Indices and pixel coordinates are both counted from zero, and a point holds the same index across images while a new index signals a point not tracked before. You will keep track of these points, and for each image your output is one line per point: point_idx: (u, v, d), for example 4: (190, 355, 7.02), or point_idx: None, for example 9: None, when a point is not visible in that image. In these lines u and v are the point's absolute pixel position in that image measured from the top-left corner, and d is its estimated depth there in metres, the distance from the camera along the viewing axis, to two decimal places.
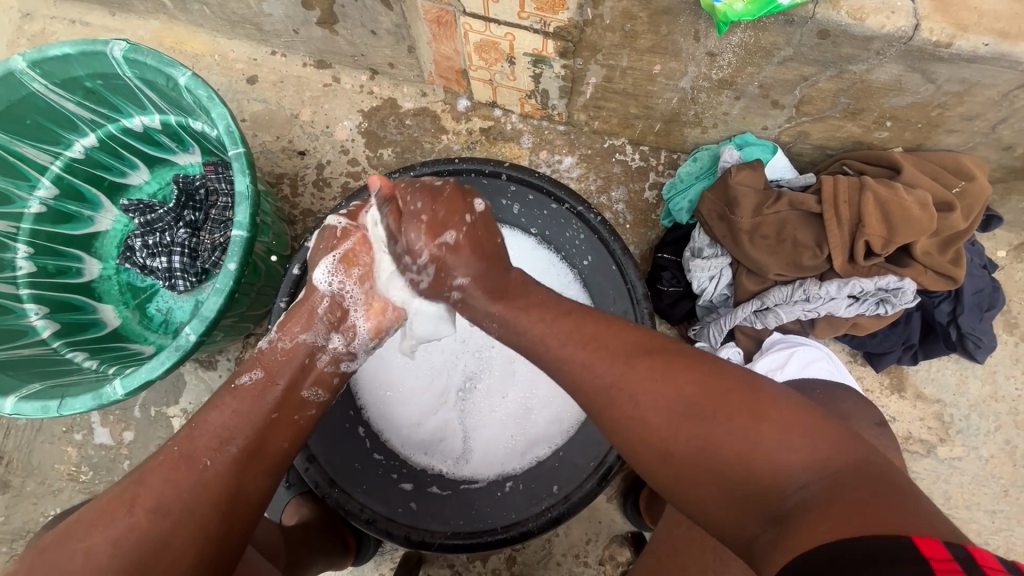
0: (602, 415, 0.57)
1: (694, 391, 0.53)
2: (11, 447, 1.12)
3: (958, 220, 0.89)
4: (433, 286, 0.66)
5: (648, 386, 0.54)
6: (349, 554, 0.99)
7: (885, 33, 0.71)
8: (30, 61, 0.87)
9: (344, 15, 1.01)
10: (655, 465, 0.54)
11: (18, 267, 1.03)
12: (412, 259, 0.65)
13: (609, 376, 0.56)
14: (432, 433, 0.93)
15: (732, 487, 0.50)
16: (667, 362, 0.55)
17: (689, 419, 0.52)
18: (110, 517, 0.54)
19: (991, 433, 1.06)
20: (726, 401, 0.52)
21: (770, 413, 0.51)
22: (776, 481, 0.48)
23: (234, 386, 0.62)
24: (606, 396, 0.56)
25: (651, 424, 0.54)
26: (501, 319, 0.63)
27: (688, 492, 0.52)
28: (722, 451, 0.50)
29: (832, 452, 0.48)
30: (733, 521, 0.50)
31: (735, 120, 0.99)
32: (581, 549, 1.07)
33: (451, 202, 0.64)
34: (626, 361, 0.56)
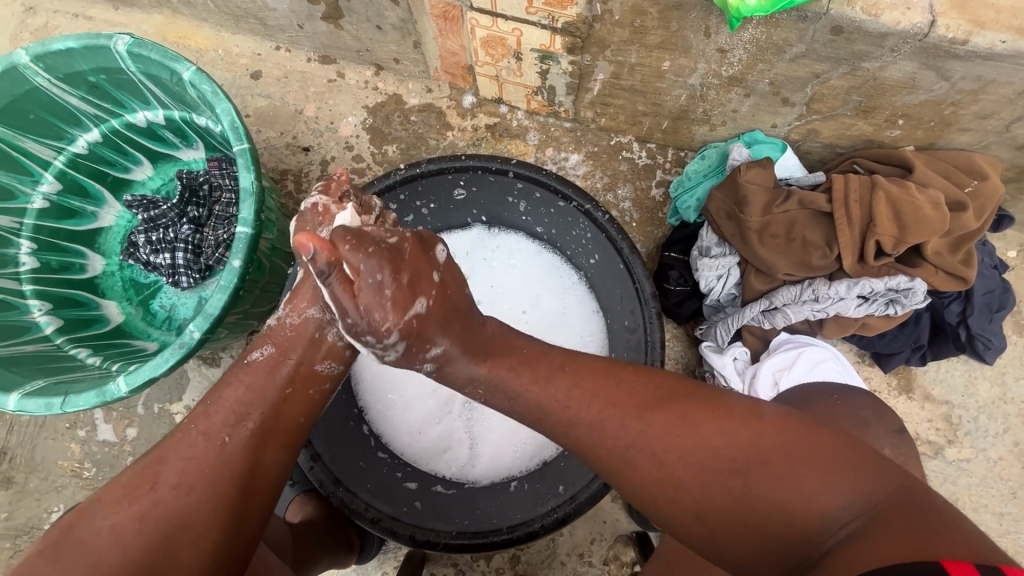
0: (626, 480, 0.56)
1: (714, 439, 0.52)
2: (14, 443, 1.11)
3: (970, 220, 0.88)
4: (401, 360, 0.62)
5: (666, 443, 0.54)
6: (353, 551, 0.99)
7: (900, 30, 0.69)
8: (34, 55, 0.86)
9: (350, 10, 1.00)
10: (690, 526, 0.53)
11: (21, 262, 1.02)
12: (377, 340, 0.59)
13: (624, 438, 0.55)
14: (435, 441, 0.91)
15: (770, 537, 0.49)
16: (681, 412, 0.55)
17: (715, 472, 0.52)
18: (116, 514, 0.54)
19: (1000, 435, 1.06)
20: (748, 446, 0.51)
21: (794, 453, 0.50)
22: (813, 522, 0.48)
23: (246, 362, 0.63)
24: (625, 461, 0.55)
25: (677, 483, 0.53)
26: (487, 380, 0.61)
27: (725, 545, 0.52)
28: (754, 499, 0.50)
29: (864, 486, 0.48)
30: (774, 567, 0.50)
31: (744, 118, 0.98)
32: (585, 548, 1.07)
33: (415, 262, 0.59)
34: (638, 417, 0.56)
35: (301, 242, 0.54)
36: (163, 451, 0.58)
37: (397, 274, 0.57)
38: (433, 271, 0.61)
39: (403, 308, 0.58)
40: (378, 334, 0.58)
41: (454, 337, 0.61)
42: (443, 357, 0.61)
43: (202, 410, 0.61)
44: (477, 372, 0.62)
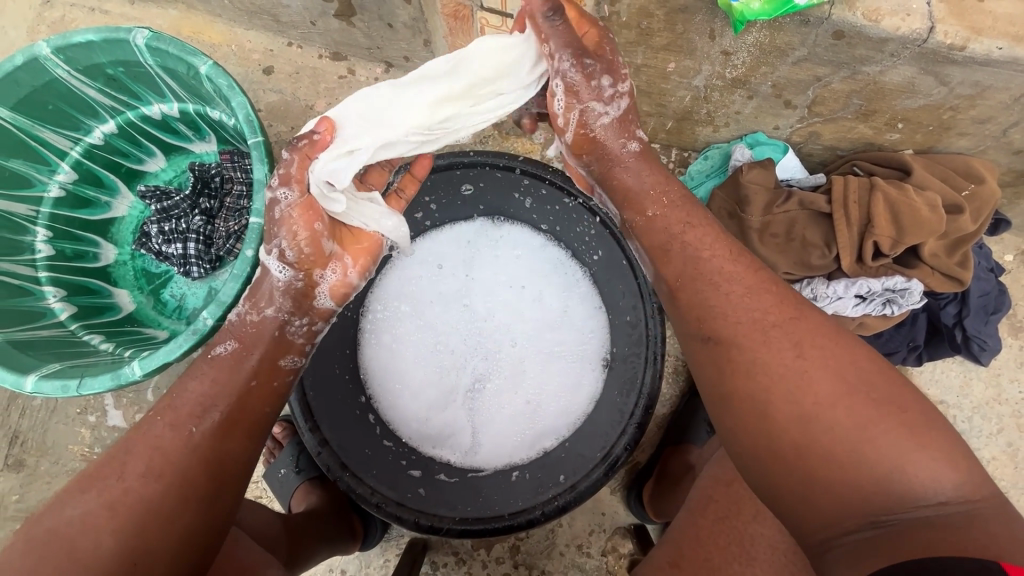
0: (751, 354, 0.57)
1: (864, 372, 0.54)
2: (26, 427, 1.14)
3: (967, 223, 0.90)
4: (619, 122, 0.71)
5: (818, 347, 0.55)
6: (355, 539, 1.00)
7: (900, 35, 0.71)
8: (55, 47, 0.89)
9: (362, 8, 1.02)
10: (780, 428, 0.54)
11: (37, 250, 1.04)
12: (613, 86, 0.68)
13: (778, 321, 0.58)
14: (440, 427, 0.94)
15: (859, 477, 0.50)
16: (846, 339, 0.56)
17: (850, 396, 0.53)
18: (127, 493, 0.56)
19: (994, 436, 1.07)
20: (893, 395, 0.52)
21: (929, 427, 0.51)
22: (908, 491, 0.49)
23: (211, 356, 0.66)
24: (762, 335, 0.58)
25: (804, 382, 0.54)
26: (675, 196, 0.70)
27: (804, 461, 0.52)
28: (875, 437, 0.50)
29: (973, 491, 0.48)
30: (838, 509, 0.50)
31: (746, 120, 1.00)
32: (584, 540, 1.09)
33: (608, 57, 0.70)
34: (800, 316, 0.58)
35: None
36: (178, 428, 0.60)
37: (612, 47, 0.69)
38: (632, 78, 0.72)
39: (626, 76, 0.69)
40: (616, 77, 0.68)
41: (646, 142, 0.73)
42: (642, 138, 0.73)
43: (170, 396, 0.63)
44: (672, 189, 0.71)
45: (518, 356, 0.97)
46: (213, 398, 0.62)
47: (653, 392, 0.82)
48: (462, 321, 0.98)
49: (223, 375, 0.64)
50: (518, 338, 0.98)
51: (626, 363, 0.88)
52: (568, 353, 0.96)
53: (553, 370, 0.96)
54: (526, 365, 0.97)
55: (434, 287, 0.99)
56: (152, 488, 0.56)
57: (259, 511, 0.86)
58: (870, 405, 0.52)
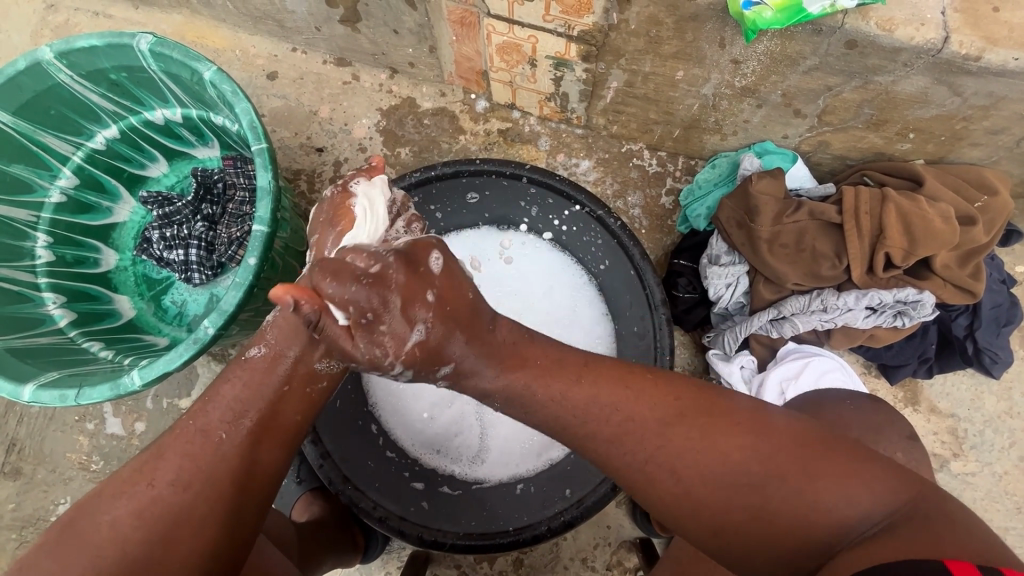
0: (643, 490, 0.57)
1: (737, 450, 0.54)
2: (23, 434, 1.12)
3: (980, 235, 0.89)
4: (414, 377, 0.61)
5: (688, 460, 0.54)
6: (357, 550, 0.99)
7: (914, 45, 0.70)
8: (57, 52, 0.88)
9: (368, 13, 1.01)
10: (704, 532, 0.55)
11: (38, 256, 1.03)
12: (384, 372, 0.60)
13: (640, 452, 0.56)
14: (446, 426, 0.91)
15: (786, 542, 0.51)
16: (698, 426, 0.55)
17: (738, 479, 0.53)
18: (129, 507, 0.55)
19: (1006, 450, 1.06)
20: (767, 458, 0.53)
21: (814, 462, 0.52)
22: (831, 529, 0.50)
23: (244, 359, 0.62)
24: (642, 472, 0.56)
25: (696, 491, 0.54)
26: (504, 395, 0.60)
27: (741, 552, 0.54)
28: (777, 507, 0.51)
29: (883, 495, 0.50)
30: (788, 572, 0.52)
31: (755, 128, 0.99)
32: (588, 553, 1.07)
33: (404, 287, 0.57)
34: (657, 433, 0.56)
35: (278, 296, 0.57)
36: (175, 443, 0.59)
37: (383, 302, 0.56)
38: (430, 291, 0.58)
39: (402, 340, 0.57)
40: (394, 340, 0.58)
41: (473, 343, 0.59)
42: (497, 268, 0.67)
43: (202, 401, 0.60)
44: (495, 385, 0.60)
45: None
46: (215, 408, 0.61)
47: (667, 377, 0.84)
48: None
49: (256, 380, 0.61)
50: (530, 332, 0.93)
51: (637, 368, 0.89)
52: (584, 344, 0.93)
53: None
54: None
55: None
56: (148, 504, 0.55)
57: (275, 515, 0.87)
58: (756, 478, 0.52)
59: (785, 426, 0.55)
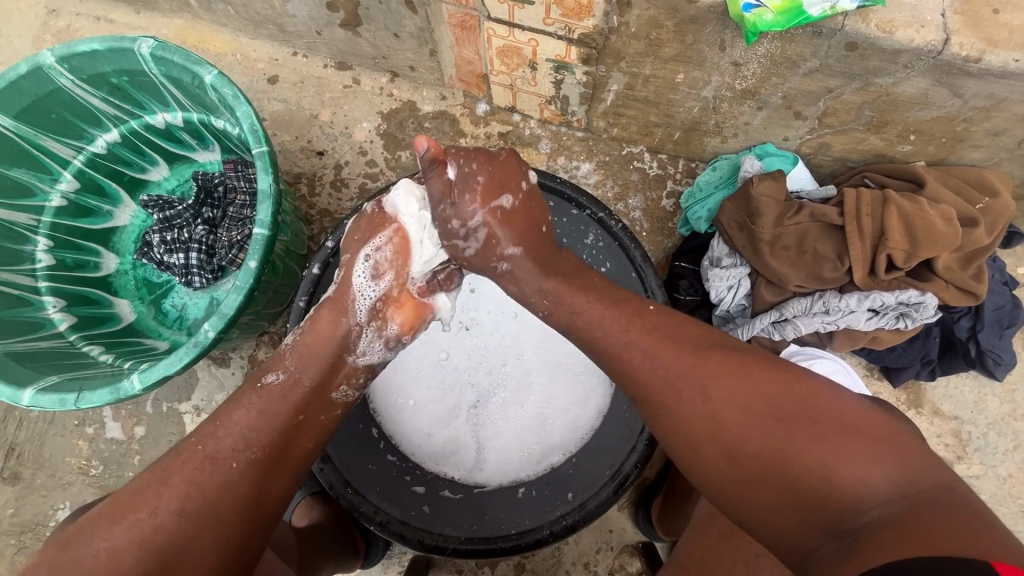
0: (667, 406, 0.58)
1: (768, 396, 0.54)
2: (22, 439, 1.12)
3: (981, 236, 0.89)
4: (479, 255, 0.69)
5: (721, 385, 0.55)
6: (358, 555, 0.98)
7: (914, 47, 0.70)
8: (59, 56, 0.88)
9: (369, 17, 1.01)
10: (717, 463, 0.55)
11: (38, 259, 1.03)
12: (462, 223, 0.67)
13: (675, 369, 0.58)
14: (443, 445, 0.90)
15: (800, 494, 0.51)
16: (736, 360, 0.57)
17: (766, 419, 0.53)
18: (128, 519, 0.54)
19: (1010, 452, 1.05)
20: (798, 405, 0.53)
21: (844, 422, 0.51)
22: (849, 493, 0.49)
23: (260, 385, 0.63)
24: (671, 384, 0.58)
25: (720, 417, 0.55)
26: (553, 294, 0.66)
27: (748, 490, 0.53)
28: (798, 456, 0.51)
29: (910, 469, 0.49)
30: (793, 526, 0.51)
31: (755, 131, 0.99)
32: (590, 557, 1.06)
33: (507, 166, 0.67)
34: (695, 355, 0.58)
35: (418, 141, 0.66)
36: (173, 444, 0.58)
37: (489, 168, 0.66)
38: (523, 181, 0.68)
39: (491, 198, 0.66)
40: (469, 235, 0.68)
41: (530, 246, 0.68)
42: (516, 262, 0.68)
43: (214, 422, 0.61)
44: (546, 284, 0.67)
45: (524, 371, 0.92)
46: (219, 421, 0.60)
47: None
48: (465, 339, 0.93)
49: (270, 406, 0.62)
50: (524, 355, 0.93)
51: None
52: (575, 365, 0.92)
53: (561, 386, 0.92)
54: (534, 379, 0.92)
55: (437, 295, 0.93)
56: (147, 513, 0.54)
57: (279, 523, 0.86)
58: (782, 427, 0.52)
59: (824, 383, 0.55)
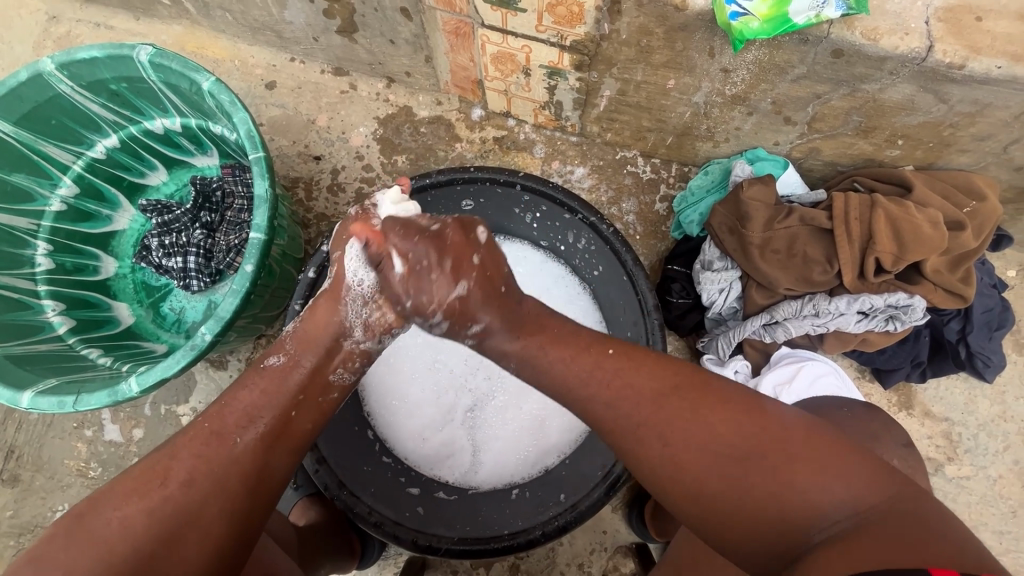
0: (633, 458, 0.58)
1: (728, 433, 0.54)
2: (21, 441, 1.13)
3: (969, 239, 0.90)
4: (444, 337, 0.66)
5: (678, 428, 0.56)
6: (353, 556, 0.99)
7: (899, 54, 0.72)
8: (59, 63, 0.89)
9: (364, 24, 1.03)
10: (685, 506, 0.56)
11: (37, 263, 1.04)
12: (422, 316, 0.65)
13: (636, 418, 0.58)
14: (438, 449, 0.91)
15: (764, 528, 0.51)
16: (694, 400, 0.57)
17: (724, 458, 0.54)
18: (142, 498, 0.55)
19: (1000, 453, 1.06)
20: (755, 440, 0.53)
21: (802, 453, 0.52)
22: (811, 522, 0.49)
23: (262, 367, 0.64)
24: (634, 437, 0.58)
25: (682, 461, 0.55)
26: (519, 357, 0.64)
27: (716, 529, 0.54)
28: (757, 491, 0.52)
29: (867, 492, 0.49)
30: (762, 558, 0.52)
31: (746, 136, 1.00)
32: (585, 558, 1.07)
33: (456, 245, 0.63)
34: (654, 400, 0.58)
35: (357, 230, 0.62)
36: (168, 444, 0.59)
37: (439, 255, 0.62)
38: (475, 254, 0.64)
39: (446, 290, 0.62)
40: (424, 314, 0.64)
41: (494, 315, 0.64)
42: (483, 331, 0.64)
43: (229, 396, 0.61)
44: (511, 346, 0.64)
45: None
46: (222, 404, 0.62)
47: None
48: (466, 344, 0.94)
49: (273, 388, 0.63)
50: None
51: None
52: None
53: None
54: None
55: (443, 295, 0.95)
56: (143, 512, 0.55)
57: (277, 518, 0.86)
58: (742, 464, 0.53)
59: (781, 412, 0.55)
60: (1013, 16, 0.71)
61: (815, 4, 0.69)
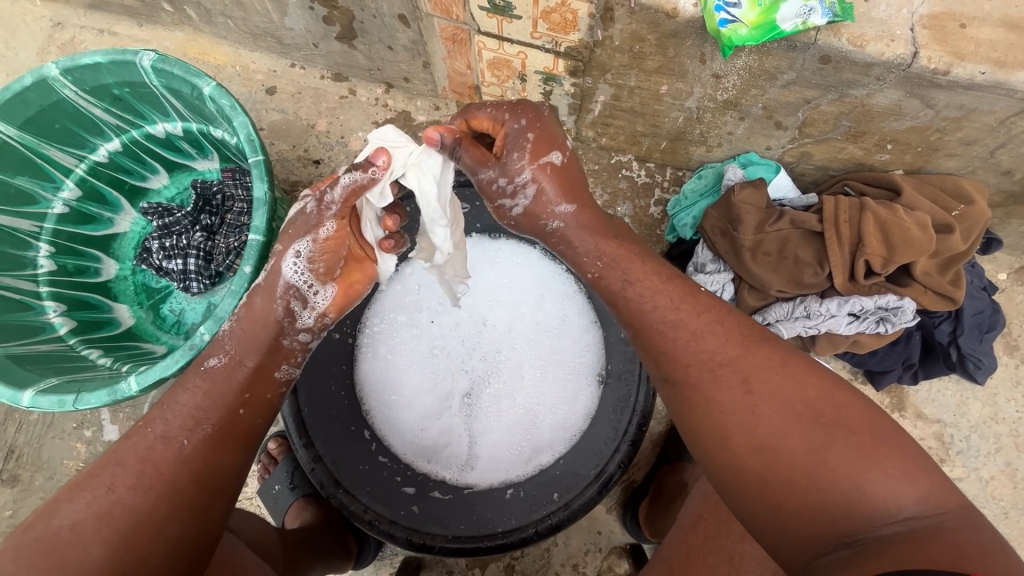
0: (704, 394, 0.59)
1: (810, 400, 0.56)
2: (21, 441, 1.13)
3: (957, 242, 0.91)
4: (530, 211, 0.69)
5: (764, 381, 0.58)
6: (349, 558, 0.99)
7: (884, 60, 0.73)
8: (63, 69, 0.91)
9: (363, 30, 1.04)
10: (743, 458, 0.56)
11: (39, 265, 1.06)
12: (510, 182, 0.68)
13: (723, 357, 0.60)
14: (436, 438, 0.93)
15: (820, 501, 0.52)
16: (783, 360, 0.59)
17: (806, 423, 0.55)
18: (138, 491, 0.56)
19: (992, 455, 1.07)
20: (837, 415, 0.54)
21: (879, 443, 0.52)
22: (869, 509, 0.50)
23: (202, 369, 0.65)
24: (714, 374, 0.60)
25: (757, 409, 0.57)
26: (606, 256, 0.68)
27: (766, 490, 0.54)
28: (827, 462, 0.52)
29: (931, 497, 0.50)
30: (805, 533, 0.52)
31: (739, 141, 1.02)
32: (579, 559, 1.08)
33: (545, 124, 0.67)
34: (743, 345, 0.60)
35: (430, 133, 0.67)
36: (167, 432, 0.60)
37: (535, 121, 0.67)
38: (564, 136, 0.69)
39: (540, 154, 0.66)
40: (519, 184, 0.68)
41: (580, 201, 0.69)
42: (568, 218, 0.69)
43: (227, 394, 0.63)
44: (603, 247, 0.68)
45: (517, 361, 0.96)
46: (184, 404, 0.62)
47: (647, 409, 0.85)
48: (469, 329, 0.97)
49: (216, 388, 0.64)
50: (515, 344, 0.97)
51: (622, 380, 0.90)
52: (566, 362, 0.95)
53: (551, 380, 0.95)
54: (525, 371, 0.95)
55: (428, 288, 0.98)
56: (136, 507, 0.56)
57: (244, 517, 0.85)
58: (820, 432, 0.54)
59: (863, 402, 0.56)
60: (997, 23, 0.73)
61: (802, 11, 0.71)
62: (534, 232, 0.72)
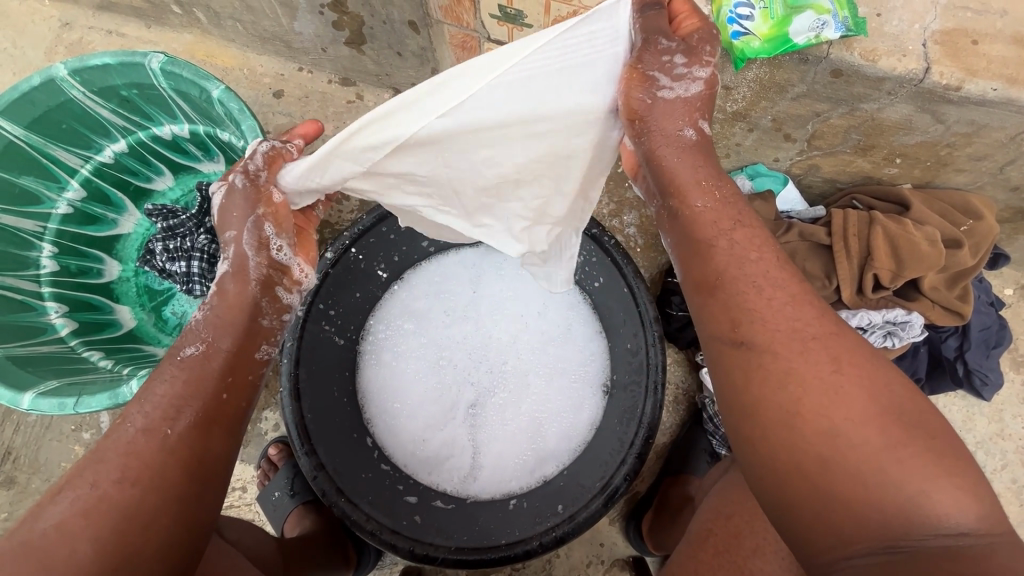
0: (782, 364, 0.55)
1: (895, 396, 0.52)
2: (19, 443, 1.12)
3: (966, 257, 0.91)
4: (672, 107, 0.63)
5: (856, 365, 0.53)
6: (349, 565, 0.98)
7: (897, 75, 0.73)
8: (71, 69, 0.90)
9: (372, 36, 1.05)
10: (808, 436, 0.52)
11: (42, 265, 1.05)
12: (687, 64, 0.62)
13: (815, 330, 0.56)
14: (437, 449, 0.93)
15: (876, 498, 0.49)
16: (869, 354, 0.55)
17: (888, 416, 0.51)
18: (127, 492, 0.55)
19: (998, 471, 1.06)
20: (918, 419, 0.51)
21: (952, 457, 0.49)
22: (926, 519, 0.47)
23: (177, 358, 0.63)
24: (798, 348, 0.55)
25: (844, 388, 0.52)
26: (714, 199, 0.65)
27: (815, 475, 0.51)
28: (895, 462, 0.49)
29: (986, 522, 0.48)
30: (846, 528, 0.49)
31: (747, 152, 1.01)
32: (581, 571, 1.07)
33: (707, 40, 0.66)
34: (835, 328, 0.56)
35: None
36: (160, 430, 0.58)
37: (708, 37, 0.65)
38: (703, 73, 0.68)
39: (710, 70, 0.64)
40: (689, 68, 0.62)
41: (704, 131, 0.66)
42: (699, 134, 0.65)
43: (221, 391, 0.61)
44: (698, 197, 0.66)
45: (521, 373, 0.96)
46: (184, 402, 0.60)
47: (654, 421, 0.81)
48: (473, 340, 0.98)
49: (212, 389, 0.62)
50: (521, 357, 0.97)
51: (628, 391, 0.88)
52: (571, 373, 0.95)
53: (557, 391, 0.95)
54: (529, 384, 0.96)
55: (432, 303, 0.99)
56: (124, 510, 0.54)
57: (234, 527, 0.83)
58: (898, 429, 0.50)
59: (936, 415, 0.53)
60: (1008, 40, 0.73)
61: (815, 25, 0.71)
62: (660, 128, 0.63)
